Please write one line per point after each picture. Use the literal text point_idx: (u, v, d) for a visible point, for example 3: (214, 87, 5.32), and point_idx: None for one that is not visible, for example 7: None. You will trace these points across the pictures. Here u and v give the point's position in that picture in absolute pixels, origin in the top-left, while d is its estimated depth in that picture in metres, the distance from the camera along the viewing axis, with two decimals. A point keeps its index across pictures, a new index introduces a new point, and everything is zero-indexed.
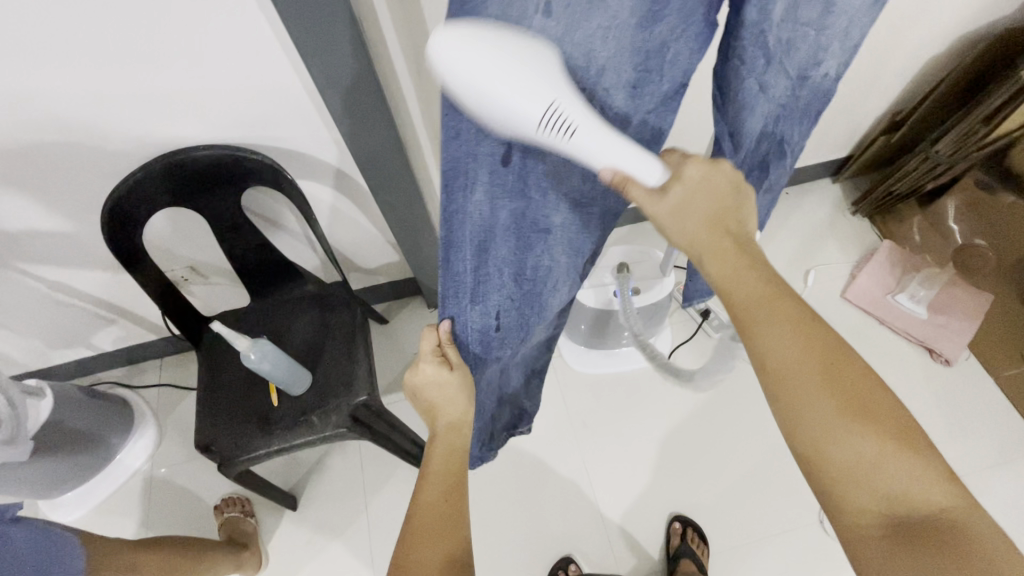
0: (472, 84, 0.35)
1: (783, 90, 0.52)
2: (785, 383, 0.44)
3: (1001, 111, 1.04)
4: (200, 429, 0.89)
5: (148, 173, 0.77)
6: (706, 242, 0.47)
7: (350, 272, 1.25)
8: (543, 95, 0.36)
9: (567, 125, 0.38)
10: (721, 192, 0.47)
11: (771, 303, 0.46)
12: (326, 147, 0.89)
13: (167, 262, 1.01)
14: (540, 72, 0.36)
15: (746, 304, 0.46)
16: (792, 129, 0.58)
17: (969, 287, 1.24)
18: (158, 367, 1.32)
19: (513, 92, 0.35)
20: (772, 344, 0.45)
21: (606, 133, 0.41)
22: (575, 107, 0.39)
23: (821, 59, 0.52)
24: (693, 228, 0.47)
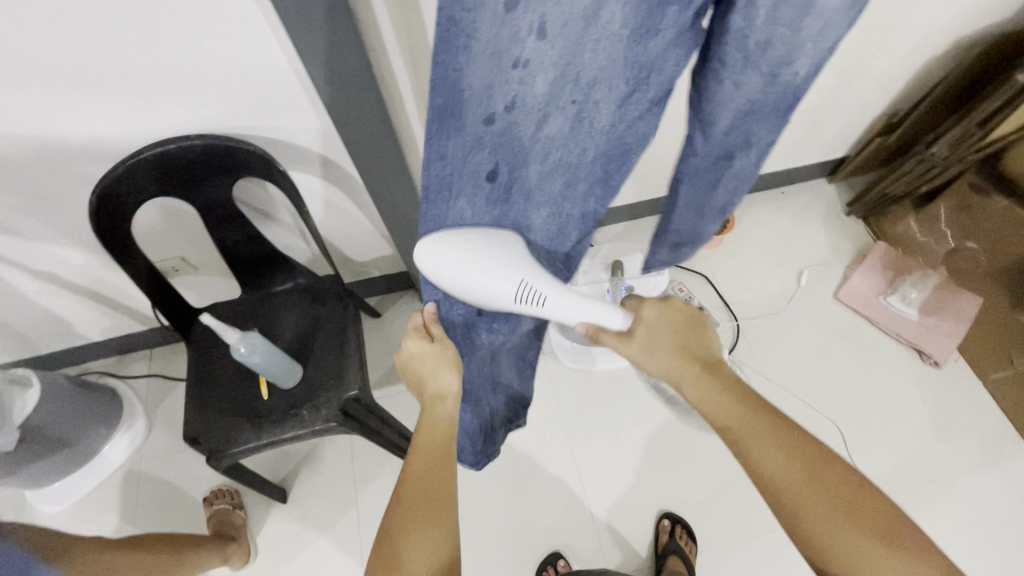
0: (454, 279, 0.50)
1: (751, 85, 0.47)
2: (779, 498, 0.49)
3: (996, 115, 1.05)
4: (189, 422, 0.88)
5: (138, 163, 0.76)
6: (677, 370, 0.57)
7: (343, 265, 1.25)
8: (512, 279, 0.52)
9: (536, 296, 0.54)
10: (679, 321, 0.59)
11: (751, 420, 0.51)
12: (318, 137, 0.88)
13: (156, 252, 1.00)
14: (506, 262, 0.52)
15: (730, 422, 0.52)
16: (761, 128, 0.52)
17: (959, 289, 1.25)
18: (147, 358, 1.31)
19: (487, 281, 0.50)
20: (763, 459, 0.50)
21: (575, 299, 0.56)
22: (541, 280, 0.54)
23: (794, 59, 0.45)
24: (662, 360, 0.57)
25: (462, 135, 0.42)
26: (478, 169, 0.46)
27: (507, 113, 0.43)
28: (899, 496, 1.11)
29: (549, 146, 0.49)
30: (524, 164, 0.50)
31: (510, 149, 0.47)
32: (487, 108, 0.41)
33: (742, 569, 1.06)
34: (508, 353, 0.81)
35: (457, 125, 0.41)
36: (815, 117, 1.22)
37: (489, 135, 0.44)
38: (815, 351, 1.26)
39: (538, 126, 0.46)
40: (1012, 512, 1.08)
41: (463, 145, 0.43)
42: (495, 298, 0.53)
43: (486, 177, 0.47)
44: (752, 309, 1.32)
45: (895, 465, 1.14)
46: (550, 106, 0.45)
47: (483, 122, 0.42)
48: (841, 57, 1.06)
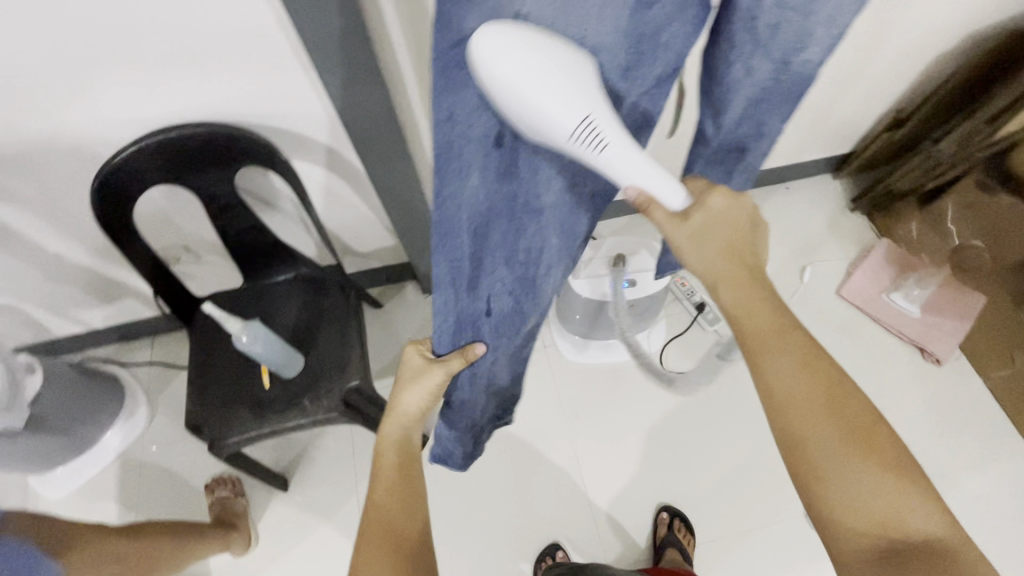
0: (511, 88, 0.36)
1: (765, 71, 0.48)
2: (791, 414, 0.48)
3: (1005, 113, 1.04)
4: (191, 410, 0.88)
5: (141, 150, 0.76)
6: (721, 270, 0.51)
7: (345, 255, 1.24)
8: (578, 106, 0.39)
9: (598, 138, 0.41)
10: (739, 225, 0.51)
11: (781, 334, 0.50)
12: (322, 127, 0.88)
13: (158, 239, 1.00)
14: (571, 91, 0.38)
15: (759, 336, 0.50)
16: (773, 115, 0.54)
17: (962, 287, 1.24)
18: (149, 346, 1.31)
19: (551, 99, 0.37)
20: (780, 378, 0.49)
21: (634, 152, 0.43)
22: (607, 120, 0.41)
23: (805, 44, 0.46)
24: (708, 257, 0.51)
25: (466, 99, 0.40)
26: (483, 132, 0.42)
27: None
28: None
29: None
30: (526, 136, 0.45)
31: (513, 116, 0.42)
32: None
33: (740, 562, 1.07)
34: (507, 360, 0.75)
35: (461, 82, 0.38)
36: (822, 111, 1.21)
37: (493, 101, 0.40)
38: None
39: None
40: (1009, 509, 1.09)
41: (467, 103, 0.40)
42: (547, 131, 0.40)
43: (492, 140, 0.43)
44: None
45: None
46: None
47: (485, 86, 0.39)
48: (850, 51, 1.05)
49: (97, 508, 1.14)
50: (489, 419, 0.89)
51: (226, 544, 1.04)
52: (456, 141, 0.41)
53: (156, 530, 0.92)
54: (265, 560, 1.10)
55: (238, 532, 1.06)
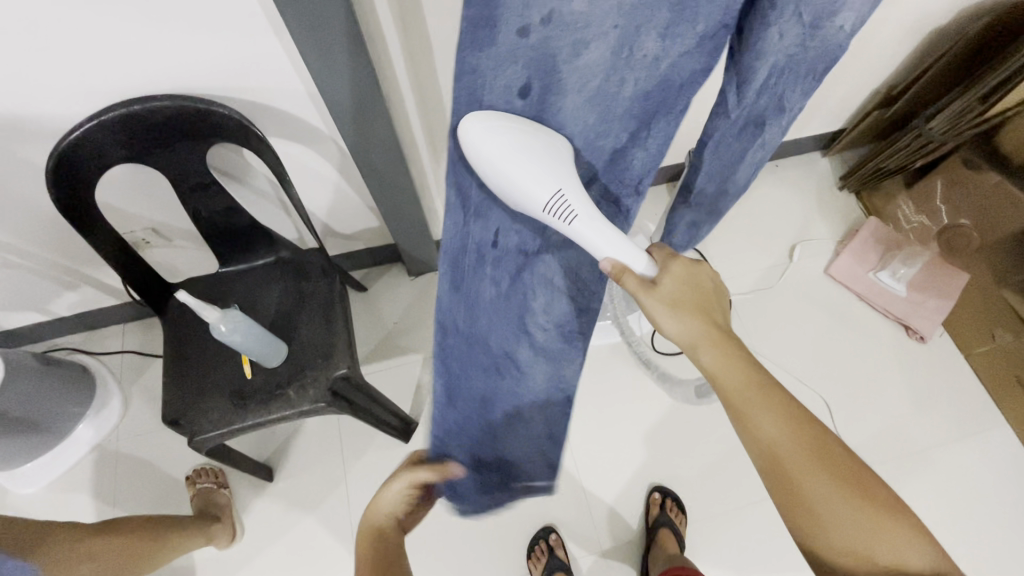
0: (494, 166, 0.47)
1: (789, 41, 0.48)
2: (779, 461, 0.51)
3: (999, 90, 1.02)
4: (167, 402, 0.84)
5: (99, 125, 0.69)
6: (695, 333, 0.56)
7: (327, 237, 1.19)
8: (550, 185, 0.50)
9: (567, 211, 0.52)
10: (702, 283, 0.59)
11: (759, 394, 0.52)
12: (300, 100, 0.82)
13: (125, 222, 0.93)
14: (545, 165, 0.49)
15: (735, 392, 0.53)
16: (795, 85, 0.54)
17: (949, 266, 1.25)
18: (120, 334, 1.24)
19: (530, 178, 0.49)
20: (766, 433, 0.52)
21: (603, 227, 0.55)
22: (575, 196, 0.52)
23: (839, 8, 0.46)
24: (680, 319, 0.56)
25: (496, 49, 0.41)
26: (509, 84, 0.45)
27: (543, 27, 0.42)
28: (880, 466, 1.14)
29: (587, 75, 0.47)
30: (557, 93, 0.48)
31: (544, 66, 0.45)
32: (523, 18, 0.40)
33: (729, 541, 1.08)
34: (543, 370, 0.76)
35: (490, 37, 0.40)
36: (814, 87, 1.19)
37: (525, 49, 0.42)
38: (804, 326, 1.26)
39: (577, 53, 0.45)
40: (986, 481, 1.13)
41: (495, 58, 0.42)
42: (526, 203, 0.51)
43: (518, 92, 0.46)
44: (745, 284, 1.31)
45: (877, 438, 1.17)
46: (591, 30, 0.44)
47: (518, 36, 0.41)
48: None
49: (75, 504, 1.10)
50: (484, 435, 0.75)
51: (209, 534, 1.01)
52: (485, 92, 0.45)
53: (134, 525, 0.89)
54: (252, 552, 1.08)
55: (222, 525, 1.03)
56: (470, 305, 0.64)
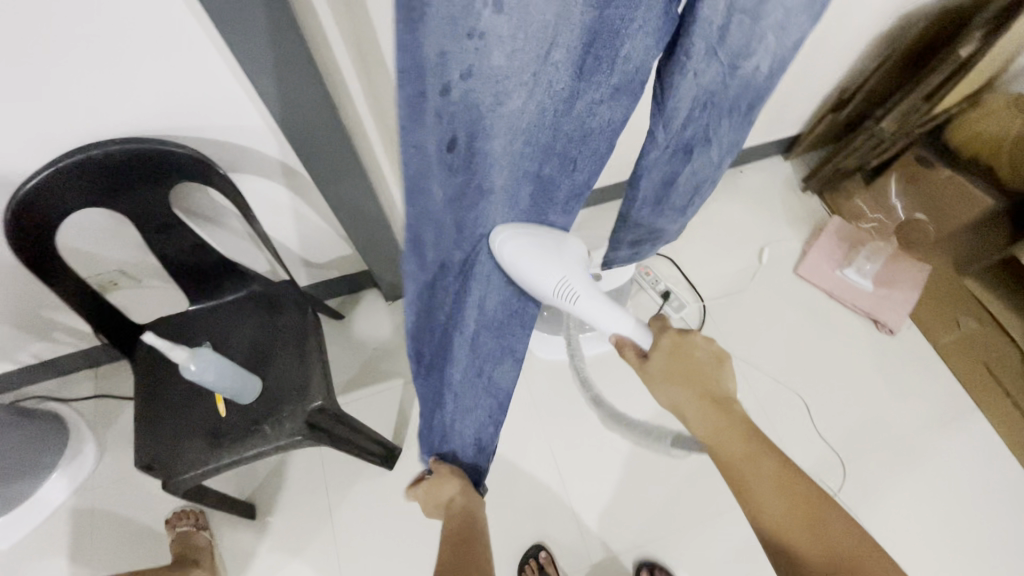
0: (516, 260, 0.61)
1: (711, 75, 0.51)
2: (777, 535, 0.57)
3: (941, 89, 1.07)
4: (140, 446, 0.82)
5: (58, 172, 0.69)
6: (691, 402, 0.65)
7: (300, 268, 1.19)
8: (558, 275, 0.63)
9: (571, 293, 0.64)
10: (704, 366, 0.67)
11: (752, 459, 0.60)
12: (263, 137, 0.83)
13: (91, 266, 0.92)
14: (557, 263, 0.63)
15: (730, 457, 0.61)
16: (718, 117, 0.57)
17: (911, 259, 1.30)
18: (93, 378, 1.22)
19: (539, 269, 0.61)
20: (762, 500, 0.58)
21: (600, 300, 0.66)
22: (578, 283, 0.65)
23: (752, 51, 0.50)
24: (677, 394, 0.65)
25: (422, 117, 0.38)
26: (435, 145, 0.43)
27: (463, 82, 0.39)
28: (859, 460, 1.16)
29: (510, 120, 0.46)
30: (483, 137, 0.45)
31: (468, 121, 0.43)
32: (441, 78, 0.37)
33: (717, 545, 1.09)
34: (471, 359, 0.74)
35: (418, 112, 0.38)
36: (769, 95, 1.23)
37: (448, 110, 0.40)
38: (778, 327, 1.29)
39: (498, 101, 0.43)
40: (963, 468, 1.15)
41: (417, 130, 0.39)
42: (535, 287, 0.64)
43: (445, 149, 0.44)
44: (717, 289, 1.33)
45: (856, 434, 1.19)
46: (511, 81, 0.41)
47: (440, 96, 0.39)
48: None
49: (49, 559, 1.06)
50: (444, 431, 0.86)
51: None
52: (409, 160, 0.40)
53: None
54: None
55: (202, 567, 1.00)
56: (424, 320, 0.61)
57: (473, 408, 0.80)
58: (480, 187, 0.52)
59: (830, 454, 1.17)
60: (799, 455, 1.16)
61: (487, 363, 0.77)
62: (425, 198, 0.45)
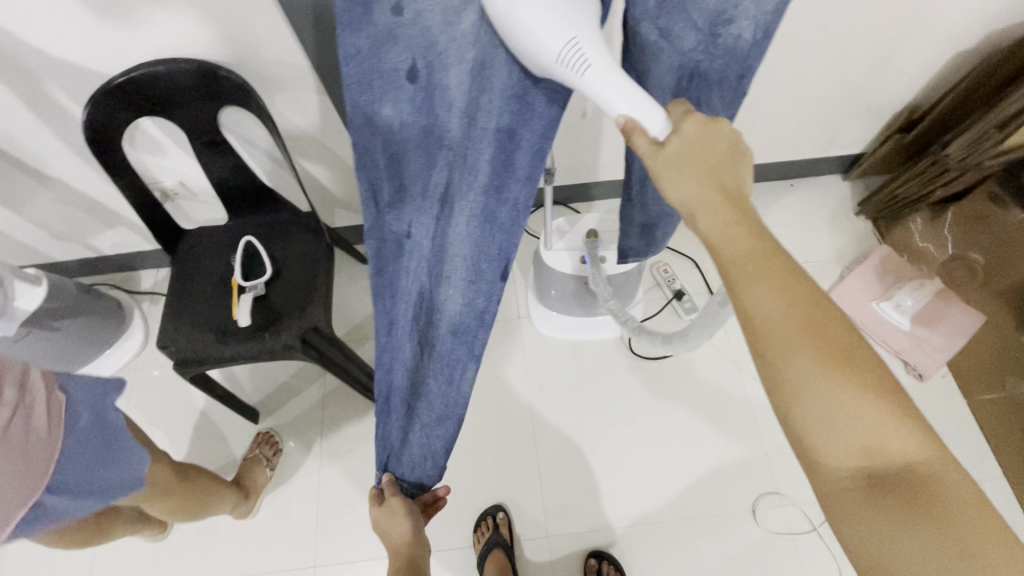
0: (515, 12, 0.43)
1: (692, 41, 0.53)
2: (769, 339, 0.40)
3: (1017, 118, 0.97)
4: (164, 329, 0.94)
5: (130, 80, 0.82)
6: (700, 191, 0.44)
7: (335, 210, 1.29)
8: (564, 33, 0.43)
9: (579, 59, 0.43)
10: (717, 152, 0.45)
11: (759, 255, 0.41)
12: (305, 74, 0.92)
13: (149, 171, 1.07)
14: (563, 11, 0.43)
15: (733, 256, 0.42)
16: (710, 92, 0.57)
17: (961, 303, 1.19)
18: (152, 277, 1.39)
19: (539, 18, 0.42)
20: (758, 303, 0.40)
21: (617, 75, 0.44)
22: (592, 45, 0.44)
23: (731, 15, 0.51)
24: (686, 186, 0.44)
25: (375, 26, 0.47)
26: (395, 67, 0.49)
27: (415, 4, 0.46)
28: None
29: (468, 58, 0.49)
30: (441, 70, 0.49)
31: (423, 44, 0.48)
32: None
33: (677, 548, 1.08)
34: (440, 358, 0.70)
35: (367, 15, 0.46)
36: (827, 104, 1.16)
37: (403, 29, 0.47)
38: None
39: (449, 32, 0.48)
40: None
41: (374, 38, 0.47)
42: (534, 48, 0.43)
43: (405, 75, 0.49)
44: None
45: None
46: (460, 8, 0.47)
47: (392, 13, 0.46)
48: (855, 40, 1.02)
49: None
50: (413, 457, 0.79)
51: (230, 509, 1.08)
52: (371, 75, 0.49)
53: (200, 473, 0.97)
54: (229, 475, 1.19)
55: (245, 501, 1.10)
56: (388, 287, 0.65)
57: (430, 413, 0.75)
58: (441, 135, 0.54)
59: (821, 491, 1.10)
60: (783, 478, 1.13)
61: (455, 369, 0.71)
62: (375, 112, 0.51)
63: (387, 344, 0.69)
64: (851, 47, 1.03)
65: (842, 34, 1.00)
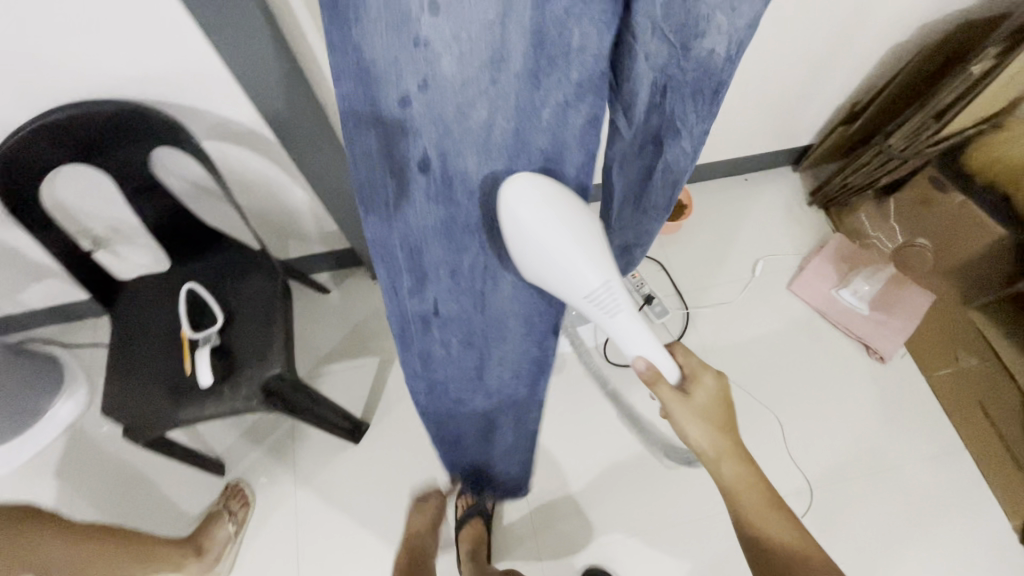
0: (542, 249, 0.48)
1: (665, 59, 0.45)
2: (754, 522, 0.69)
3: (953, 108, 1.01)
4: (110, 394, 0.87)
5: (42, 128, 0.74)
6: (714, 429, 0.69)
7: (286, 241, 1.23)
8: (600, 278, 0.49)
9: (610, 303, 0.51)
10: (725, 397, 0.69)
11: (748, 473, 0.70)
12: (244, 111, 0.86)
13: (75, 218, 0.98)
14: (593, 261, 0.49)
15: (733, 471, 0.70)
16: (683, 109, 0.50)
17: (913, 285, 1.23)
18: (92, 328, 1.29)
19: (574, 267, 0.48)
20: (748, 497, 0.70)
21: (634, 322, 0.54)
22: (621, 296, 0.51)
23: (705, 27, 0.42)
24: (706, 418, 0.68)
25: (383, 118, 0.45)
26: (408, 156, 0.48)
27: (423, 93, 0.44)
28: (829, 488, 1.13)
29: (482, 135, 0.48)
30: (456, 155, 0.48)
31: (437, 131, 0.47)
32: (399, 88, 0.43)
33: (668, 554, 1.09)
34: (498, 387, 0.76)
35: (374, 110, 0.44)
36: (775, 103, 1.19)
37: (411, 117, 0.45)
38: (762, 341, 1.25)
39: (463, 113, 0.46)
40: (940, 508, 1.10)
41: (384, 132, 0.46)
42: (568, 289, 0.50)
43: (418, 165, 0.48)
44: (704, 298, 1.30)
45: (831, 457, 1.15)
46: (471, 91, 0.45)
47: (399, 105, 0.45)
48: (798, 42, 1.03)
49: (35, 488, 1.15)
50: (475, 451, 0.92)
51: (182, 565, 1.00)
52: (384, 165, 0.48)
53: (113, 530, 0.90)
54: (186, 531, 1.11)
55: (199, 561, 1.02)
56: (421, 358, 0.65)
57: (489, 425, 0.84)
58: (465, 221, 0.53)
59: (800, 480, 1.13)
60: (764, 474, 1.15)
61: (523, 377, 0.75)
62: (393, 213, 0.51)
63: (431, 399, 0.75)
64: (794, 49, 1.05)
65: (786, 38, 1.01)
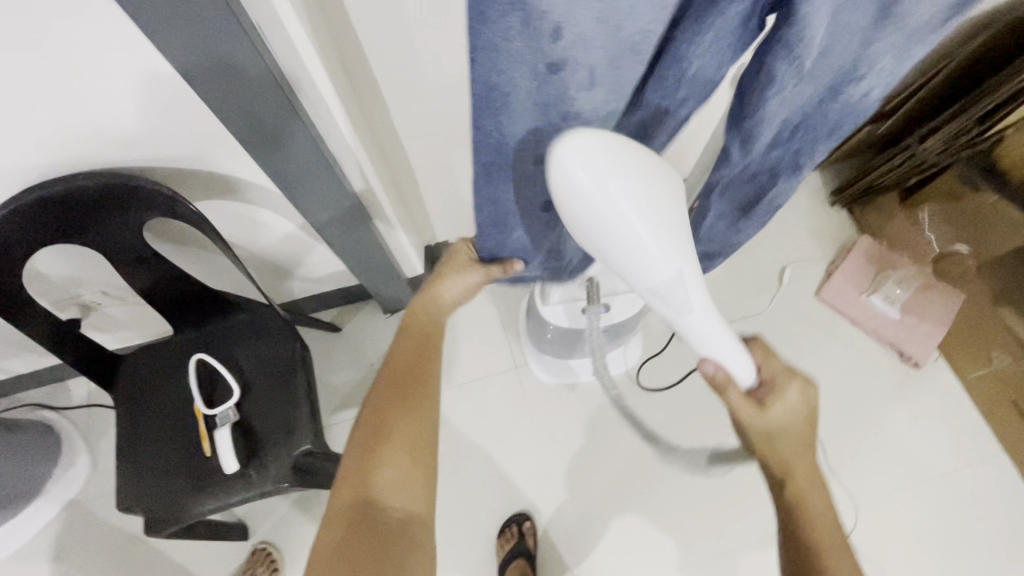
0: (598, 225, 0.41)
1: (805, 103, 0.44)
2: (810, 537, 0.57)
3: (994, 115, 0.96)
4: (124, 486, 0.80)
5: (16, 212, 0.64)
6: (790, 429, 0.59)
7: (292, 284, 1.14)
8: (671, 270, 0.44)
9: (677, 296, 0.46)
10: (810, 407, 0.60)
11: (818, 486, 0.59)
12: (247, 167, 0.77)
13: (58, 288, 0.88)
14: (667, 252, 0.43)
15: (798, 474, 0.59)
16: (815, 146, 0.50)
17: (945, 290, 1.21)
18: (83, 387, 1.20)
19: (642, 260, 0.43)
20: (811, 504, 0.58)
21: (706, 318, 0.50)
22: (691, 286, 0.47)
23: (860, 76, 0.41)
24: (786, 421, 0.58)
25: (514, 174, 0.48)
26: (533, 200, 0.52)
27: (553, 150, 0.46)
28: (872, 503, 1.11)
29: None
30: None
31: None
32: (534, 149, 0.45)
33: None
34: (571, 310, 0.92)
35: (504, 170, 0.47)
36: None
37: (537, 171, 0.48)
38: (795, 353, 1.22)
39: None
40: (984, 517, 1.09)
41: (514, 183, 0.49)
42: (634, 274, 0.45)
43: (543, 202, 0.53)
44: (732, 312, 1.25)
45: (872, 470, 1.13)
46: None
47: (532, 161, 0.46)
48: None
49: (43, 568, 1.07)
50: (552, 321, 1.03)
51: None
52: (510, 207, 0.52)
53: None
54: None
55: None
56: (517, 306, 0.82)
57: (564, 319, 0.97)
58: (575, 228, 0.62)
59: (843, 497, 1.11)
60: None
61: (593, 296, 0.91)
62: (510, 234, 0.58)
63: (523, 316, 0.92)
64: None
65: None
